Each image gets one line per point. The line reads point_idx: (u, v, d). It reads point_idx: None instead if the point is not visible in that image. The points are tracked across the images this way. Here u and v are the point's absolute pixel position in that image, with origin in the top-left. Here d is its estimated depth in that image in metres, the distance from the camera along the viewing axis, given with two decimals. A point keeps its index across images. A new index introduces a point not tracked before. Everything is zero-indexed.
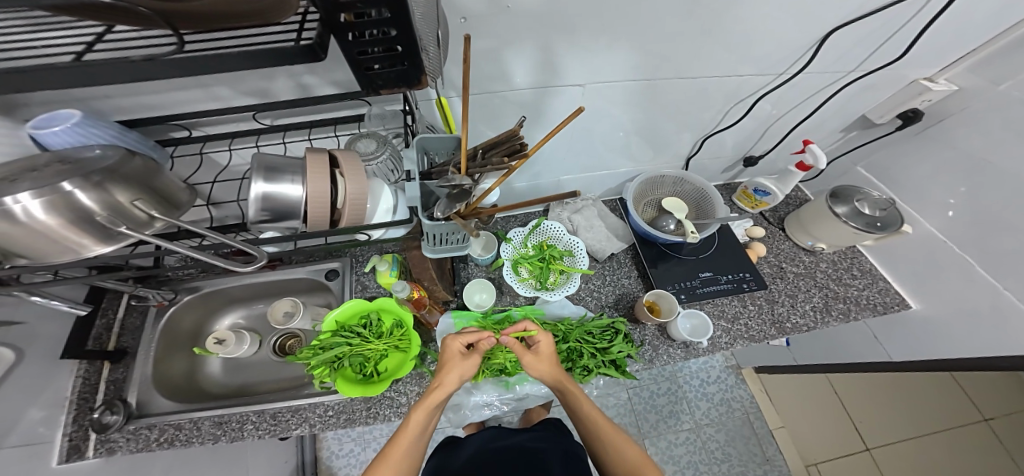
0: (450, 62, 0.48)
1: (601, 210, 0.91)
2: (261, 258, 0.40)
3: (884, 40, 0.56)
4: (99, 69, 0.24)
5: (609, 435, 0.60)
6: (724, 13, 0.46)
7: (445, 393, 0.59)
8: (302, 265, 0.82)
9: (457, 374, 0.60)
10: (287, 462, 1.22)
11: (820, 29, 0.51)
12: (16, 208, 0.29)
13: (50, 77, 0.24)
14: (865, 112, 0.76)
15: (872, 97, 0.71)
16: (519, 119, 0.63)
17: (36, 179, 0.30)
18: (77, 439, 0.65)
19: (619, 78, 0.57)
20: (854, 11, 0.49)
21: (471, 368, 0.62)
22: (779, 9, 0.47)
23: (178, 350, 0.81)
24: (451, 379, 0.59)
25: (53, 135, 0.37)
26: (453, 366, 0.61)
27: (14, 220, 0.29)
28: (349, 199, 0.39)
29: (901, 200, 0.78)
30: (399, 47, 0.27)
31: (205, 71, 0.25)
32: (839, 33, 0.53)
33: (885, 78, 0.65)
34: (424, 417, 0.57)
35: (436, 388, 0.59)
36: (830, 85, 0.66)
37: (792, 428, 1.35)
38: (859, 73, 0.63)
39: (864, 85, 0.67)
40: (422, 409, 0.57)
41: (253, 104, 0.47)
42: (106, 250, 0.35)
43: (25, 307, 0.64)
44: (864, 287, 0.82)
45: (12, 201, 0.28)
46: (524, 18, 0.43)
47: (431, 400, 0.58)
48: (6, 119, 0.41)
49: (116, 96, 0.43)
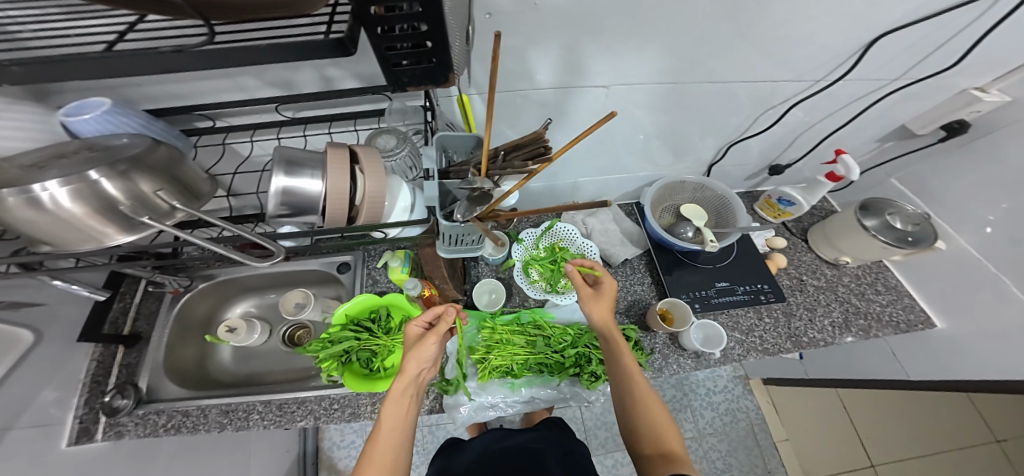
0: (479, 59, 0.47)
1: (616, 214, 0.90)
2: (278, 253, 0.39)
3: (934, 47, 0.53)
4: (131, 58, 0.23)
5: (649, 403, 0.55)
6: (767, 13, 0.44)
7: (412, 381, 0.55)
8: (315, 257, 0.82)
9: (418, 358, 0.56)
10: (288, 451, 1.22)
11: (865, 34, 0.49)
12: (44, 196, 0.28)
13: (87, 64, 0.23)
14: (907, 122, 0.73)
15: (914, 106, 0.69)
16: (547, 120, 0.62)
17: (64, 167, 0.30)
18: (87, 421, 0.66)
19: (650, 78, 0.55)
20: (905, 15, 0.46)
21: (433, 349, 0.57)
22: (826, 11, 0.44)
23: (190, 337, 0.82)
24: (411, 365, 0.55)
25: (85, 122, 0.37)
26: (413, 351, 0.57)
27: (40, 207, 0.29)
28: (368, 195, 0.38)
29: (938, 216, 0.75)
30: (429, 43, 0.26)
31: (232, 64, 0.24)
32: (887, 39, 0.50)
33: (931, 87, 0.63)
34: (396, 412, 0.53)
35: (399, 378, 0.55)
36: (871, 92, 0.63)
37: (797, 442, 1.32)
38: (904, 81, 0.61)
39: (907, 94, 0.64)
40: (391, 402, 0.53)
41: (277, 96, 0.47)
42: (127, 239, 0.35)
43: (46, 288, 0.65)
44: (887, 304, 0.80)
45: (40, 189, 0.28)
46: (561, 16, 0.42)
47: (396, 392, 0.54)
48: (40, 104, 0.41)
49: (145, 84, 0.43)
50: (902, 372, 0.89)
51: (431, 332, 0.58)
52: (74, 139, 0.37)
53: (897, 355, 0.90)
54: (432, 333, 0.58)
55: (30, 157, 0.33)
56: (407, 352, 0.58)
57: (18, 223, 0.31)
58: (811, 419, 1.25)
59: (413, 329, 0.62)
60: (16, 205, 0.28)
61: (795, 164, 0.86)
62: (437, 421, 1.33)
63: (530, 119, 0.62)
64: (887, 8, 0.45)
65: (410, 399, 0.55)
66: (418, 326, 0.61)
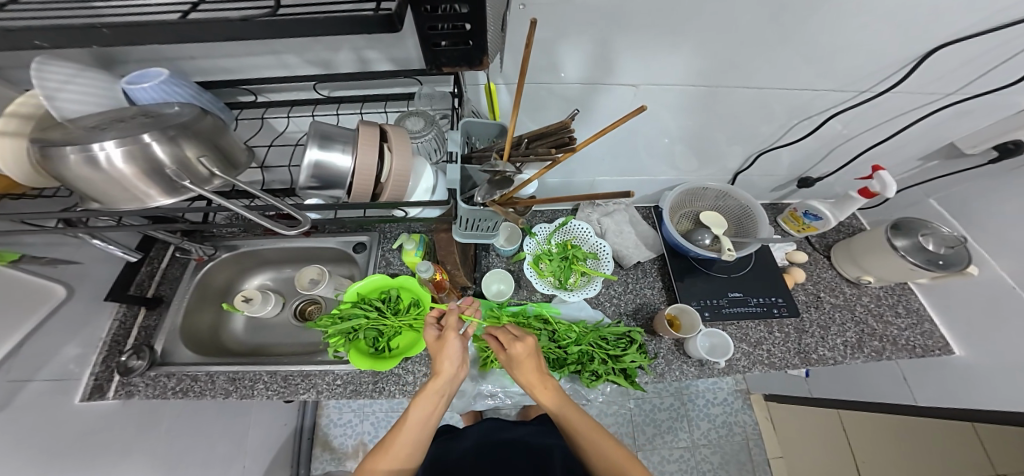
0: (523, 46, 0.46)
1: (632, 217, 0.90)
2: (305, 223, 0.40)
3: (997, 62, 0.51)
4: (201, 27, 0.23)
5: (593, 442, 0.53)
6: (817, 15, 0.43)
7: (448, 382, 0.56)
8: (333, 235, 0.85)
9: (449, 356, 0.57)
10: (287, 424, 1.25)
11: (921, 44, 0.48)
12: (101, 154, 0.31)
13: (159, 31, 0.23)
14: (955, 140, 0.70)
15: (966, 125, 0.66)
16: (575, 112, 0.60)
17: (122, 129, 0.33)
18: (102, 379, 0.68)
19: (688, 79, 0.54)
20: (965, 28, 0.45)
21: (458, 346, 0.58)
22: (882, 17, 0.43)
23: (208, 303, 0.85)
24: (446, 364, 0.56)
25: (142, 90, 0.39)
26: (441, 351, 0.58)
27: (96, 167, 0.32)
28: (393, 173, 0.39)
29: (973, 240, 0.73)
30: (468, 25, 0.26)
31: (295, 34, 0.24)
32: (945, 52, 0.49)
33: (986, 105, 0.60)
34: (424, 411, 0.53)
35: (435, 378, 0.55)
36: (919, 107, 0.61)
37: (790, 460, 1.31)
38: (958, 97, 0.58)
39: (958, 111, 0.62)
40: (422, 399, 0.54)
41: (315, 74, 0.48)
42: (168, 202, 0.36)
43: (84, 248, 0.68)
44: (906, 328, 0.78)
45: (99, 148, 0.31)
46: (609, 11, 0.42)
47: (431, 391, 0.54)
48: (102, 70, 0.44)
49: (198, 58, 0.45)
50: (910, 398, 0.89)
51: (449, 330, 0.60)
52: (132, 105, 0.39)
53: (907, 379, 0.90)
54: (448, 333, 0.59)
55: (91, 120, 0.35)
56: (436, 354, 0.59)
57: (75, 180, 0.33)
58: (806, 439, 1.24)
59: (430, 332, 0.62)
60: (76, 163, 0.31)
61: (825, 178, 0.85)
62: None
63: (560, 114, 0.62)
64: (950, 18, 0.43)
65: (440, 399, 0.55)
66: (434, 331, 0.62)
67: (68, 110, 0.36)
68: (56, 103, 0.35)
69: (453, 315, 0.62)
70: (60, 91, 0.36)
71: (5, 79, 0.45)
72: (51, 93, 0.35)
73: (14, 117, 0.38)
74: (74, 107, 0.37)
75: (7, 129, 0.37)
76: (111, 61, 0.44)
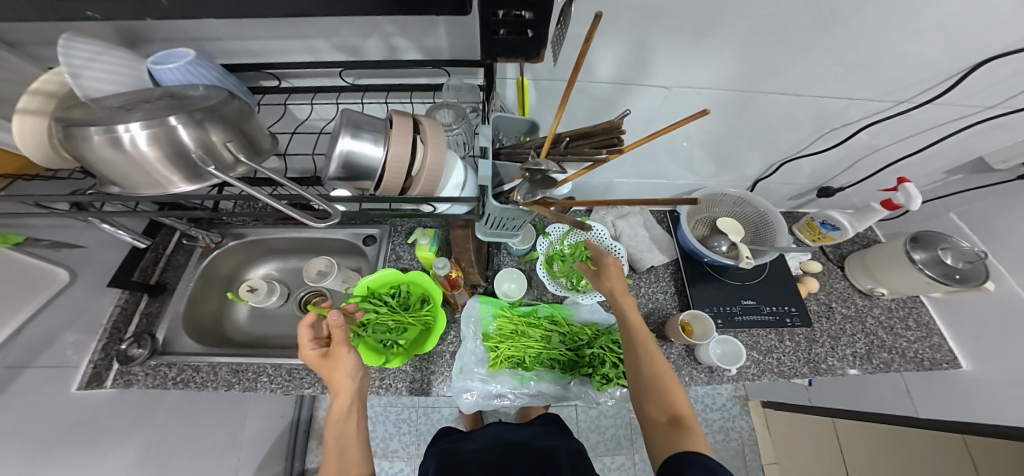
0: (570, 42, 0.45)
1: (646, 220, 0.89)
2: (334, 216, 0.38)
3: None
4: None
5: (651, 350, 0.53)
6: (873, 21, 0.42)
7: (352, 396, 0.53)
8: (343, 226, 0.83)
9: (343, 370, 0.54)
10: (283, 417, 1.24)
11: (970, 56, 0.47)
12: (125, 136, 0.29)
13: None
14: (983, 155, 0.71)
15: (997, 140, 0.66)
16: (624, 111, 0.60)
17: (149, 110, 0.31)
18: (100, 367, 0.66)
19: (727, 82, 0.53)
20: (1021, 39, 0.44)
21: (350, 356, 0.55)
22: (939, 25, 0.42)
23: (211, 292, 0.82)
24: (342, 380, 0.53)
25: (167, 71, 0.37)
26: (332, 368, 0.54)
27: (119, 148, 0.30)
28: (426, 167, 0.37)
29: (993, 255, 0.73)
30: (529, 13, 0.25)
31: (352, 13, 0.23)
32: (998, 62, 0.48)
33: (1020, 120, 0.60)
34: (343, 432, 0.51)
35: (337, 398, 0.53)
36: (955, 120, 0.61)
37: (783, 466, 1.32)
38: (996, 111, 0.58)
39: (993, 125, 0.62)
40: (335, 422, 0.52)
41: (343, 60, 0.46)
42: (190, 188, 0.35)
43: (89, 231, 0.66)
44: (915, 341, 0.79)
45: (123, 129, 0.29)
46: (659, 9, 0.41)
47: (339, 411, 0.52)
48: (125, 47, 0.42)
49: (225, 39, 0.43)
50: (912, 409, 0.91)
51: (334, 343, 0.56)
52: (158, 87, 0.37)
53: (910, 391, 0.93)
54: (333, 348, 0.55)
55: (116, 99, 0.33)
56: (326, 371, 0.55)
57: (96, 163, 0.31)
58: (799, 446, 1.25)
59: (311, 351, 0.56)
60: (98, 144, 0.29)
61: (845, 188, 0.85)
62: (433, 404, 1.35)
63: (589, 112, 0.61)
64: (1003, 30, 0.43)
65: (354, 414, 0.53)
66: (314, 350, 0.56)
67: (93, 89, 0.34)
68: (80, 81, 0.33)
69: (335, 327, 0.56)
70: (85, 68, 0.34)
71: (20, 54, 0.43)
72: (77, 70, 0.33)
73: (36, 95, 0.36)
74: (100, 86, 0.35)
75: (30, 107, 0.36)
76: (135, 39, 0.43)
